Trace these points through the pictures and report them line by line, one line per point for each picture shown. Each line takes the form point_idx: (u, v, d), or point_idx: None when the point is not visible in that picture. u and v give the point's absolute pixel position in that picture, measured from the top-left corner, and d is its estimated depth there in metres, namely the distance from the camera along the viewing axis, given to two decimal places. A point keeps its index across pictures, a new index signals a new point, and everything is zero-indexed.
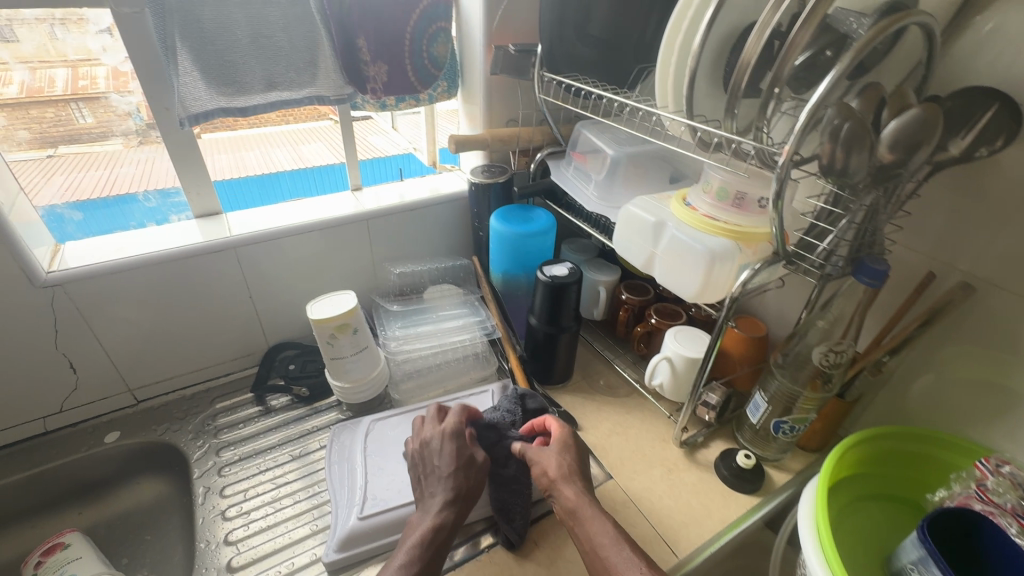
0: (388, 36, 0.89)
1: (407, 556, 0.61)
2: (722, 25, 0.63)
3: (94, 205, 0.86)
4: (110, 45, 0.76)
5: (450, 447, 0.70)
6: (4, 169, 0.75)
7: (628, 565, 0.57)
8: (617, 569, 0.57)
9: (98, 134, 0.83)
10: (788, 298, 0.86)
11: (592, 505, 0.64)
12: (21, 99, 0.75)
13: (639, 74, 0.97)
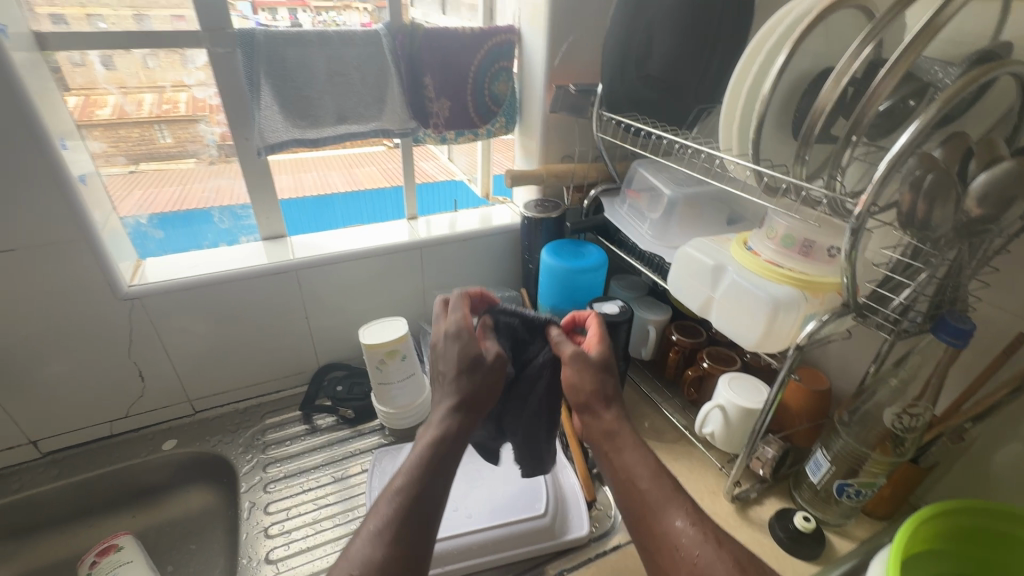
0: (454, 74, 0.93)
1: (407, 478, 0.56)
2: (791, 72, 0.62)
3: (172, 224, 0.92)
4: (203, 81, 0.82)
5: (456, 348, 0.63)
6: (97, 185, 0.81)
7: (671, 499, 0.56)
8: (660, 501, 0.56)
9: (176, 153, 0.87)
10: (854, 351, 0.81)
11: (629, 437, 0.62)
12: (112, 120, 0.80)
13: (699, 114, 0.96)
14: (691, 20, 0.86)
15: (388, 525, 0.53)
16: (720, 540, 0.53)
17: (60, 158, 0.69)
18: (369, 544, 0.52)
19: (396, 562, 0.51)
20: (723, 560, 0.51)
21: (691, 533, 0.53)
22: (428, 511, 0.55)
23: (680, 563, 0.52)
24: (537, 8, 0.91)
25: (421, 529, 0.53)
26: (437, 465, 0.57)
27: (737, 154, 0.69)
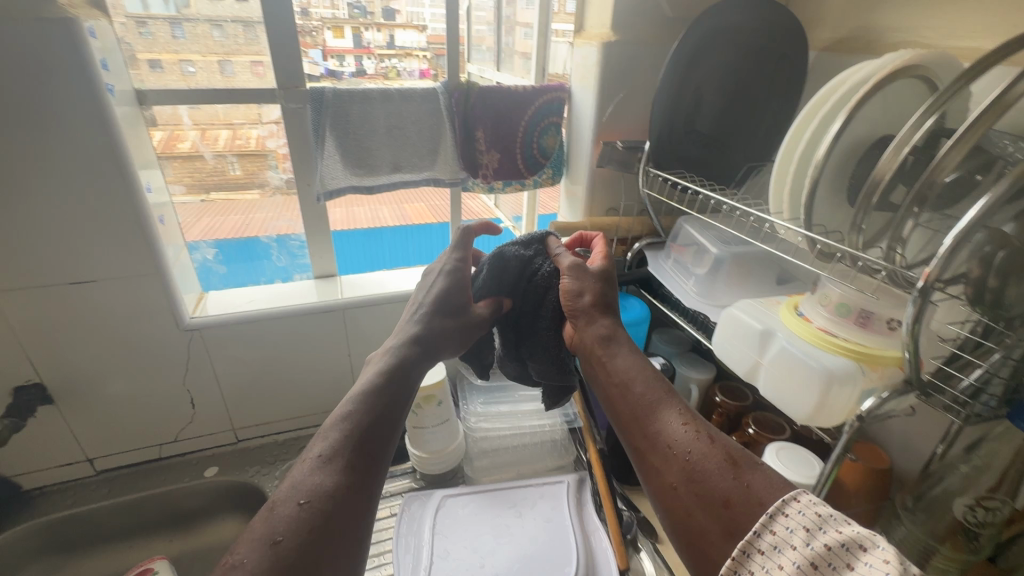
0: (504, 129, 0.97)
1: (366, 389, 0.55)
2: (847, 138, 0.61)
3: (233, 257, 0.98)
4: (276, 133, 0.89)
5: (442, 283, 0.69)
6: (168, 207, 0.87)
7: (664, 402, 0.54)
8: (651, 402, 0.55)
9: (244, 184, 0.92)
10: (917, 429, 0.75)
11: (625, 349, 0.61)
12: (192, 151, 0.86)
13: (748, 172, 0.95)
14: (741, 83, 0.87)
15: (335, 452, 0.49)
16: (711, 435, 0.49)
17: (144, 200, 0.76)
18: (317, 471, 0.47)
19: (344, 487, 0.46)
20: (716, 452, 0.48)
21: (685, 431, 0.50)
22: (371, 439, 0.51)
23: (670, 457, 0.49)
24: (587, 69, 0.93)
25: (371, 451, 0.50)
26: (389, 390, 0.56)
27: (787, 220, 0.68)
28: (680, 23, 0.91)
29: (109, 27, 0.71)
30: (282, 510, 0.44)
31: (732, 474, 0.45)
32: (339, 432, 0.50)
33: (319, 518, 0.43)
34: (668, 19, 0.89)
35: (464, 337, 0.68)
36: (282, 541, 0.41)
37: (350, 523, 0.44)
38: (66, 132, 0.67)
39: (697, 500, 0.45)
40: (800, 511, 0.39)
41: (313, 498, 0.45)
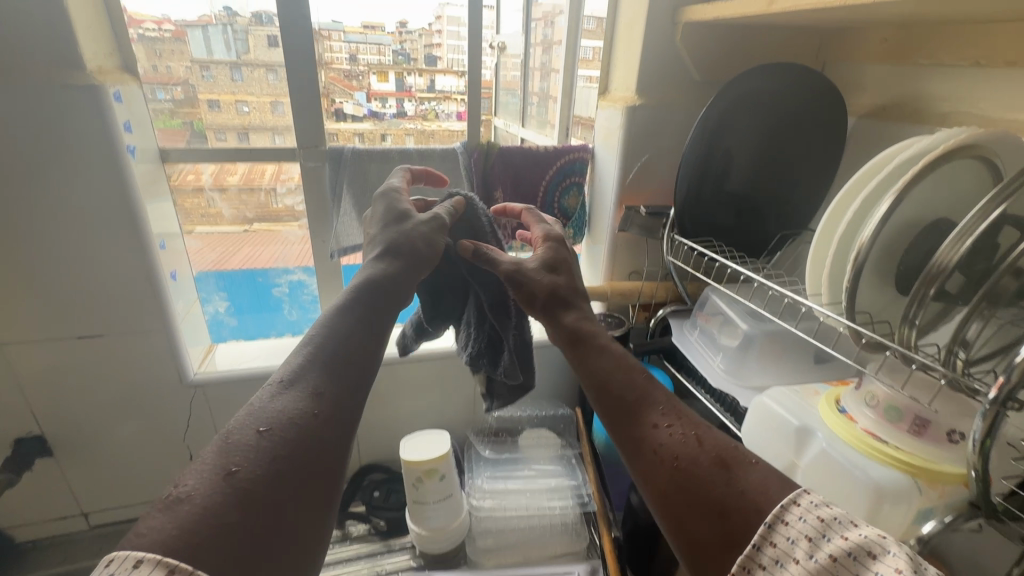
0: (524, 189, 0.94)
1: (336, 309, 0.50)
2: (894, 221, 0.55)
3: (237, 293, 0.96)
4: (295, 192, 0.90)
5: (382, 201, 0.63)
6: (184, 258, 0.87)
7: (646, 403, 0.50)
8: (632, 402, 0.50)
9: (287, 217, 0.91)
10: (985, 549, 0.65)
11: (596, 335, 0.57)
12: (241, 186, 0.87)
13: (781, 241, 0.90)
14: (774, 150, 0.82)
15: (299, 376, 0.43)
16: (698, 434, 0.46)
17: (156, 257, 0.75)
18: (277, 397, 0.41)
19: (314, 415, 0.41)
20: (705, 455, 0.44)
21: (670, 433, 0.47)
22: (344, 366, 0.46)
23: (656, 463, 0.46)
24: (612, 132, 0.90)
25: (346, 379, 0.45)
26: (365, 305, 0.51)
27: (824, 303, 0.61)
28: (711, 88, 0.87)
29: (138, 90, 0.73)
30: (239, 438, 0.37)
31: (725, 479, 0.42)
32: (306, 359, 0.45)
33: (282, 444, 0.37)
34: (697, 84, 0.86)
35: (421, 271, 0.58)
36: (240, 471, 0.35)
37: (324, 455, 0.39)
38: (84, 190, 0.68)
39: (689, 511, 0.42)
40: (801, 518, 0.37)
41: (276, 426, 0.38)
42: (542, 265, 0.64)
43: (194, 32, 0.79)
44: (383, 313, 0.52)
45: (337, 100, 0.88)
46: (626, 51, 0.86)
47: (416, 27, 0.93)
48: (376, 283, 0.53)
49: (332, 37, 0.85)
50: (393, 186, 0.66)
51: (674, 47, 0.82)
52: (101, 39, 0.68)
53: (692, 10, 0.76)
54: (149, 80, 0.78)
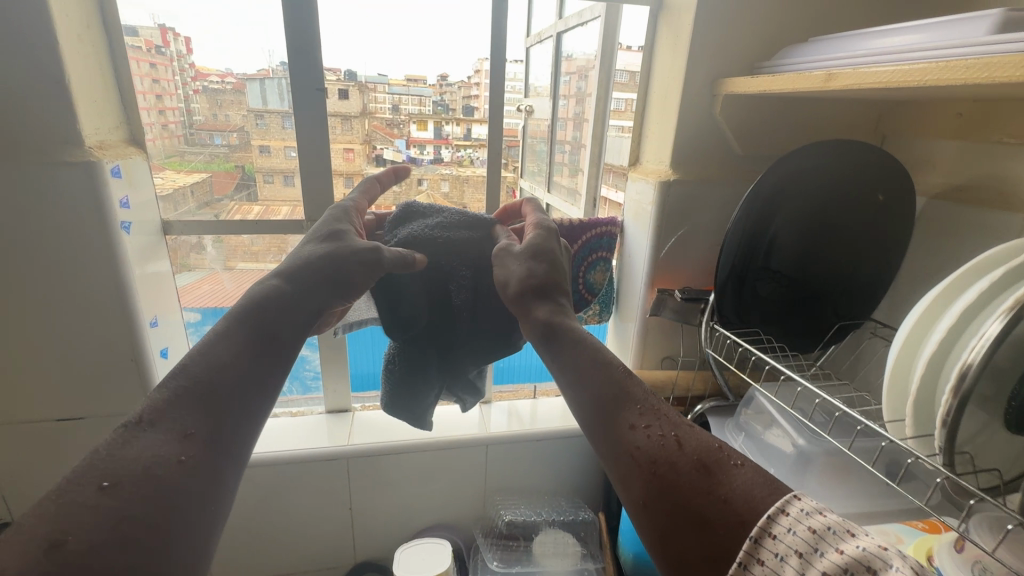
0: None
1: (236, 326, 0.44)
2: (1005, 345, 0.43)
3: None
4: None
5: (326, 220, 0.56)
6: (180, 330, 0.82)
7: (621, 397, 0.44)
8: (605, 396, 0.45)
9: None
10: None
11: (570, 327, 0.51)
12: (258, 220, 0.80)
13: (839, 332, 0.79)
14: (829, 233, 0.73)
15: (162, 415, 0.36)
16: (679, 436, 0.40)
17: (143, 337, 0.70)
18: (138, 435, 0.35)
19: (179, 462, 0.35)
20: (687, 459, 0.39)
21: (648, 436, 0.41)
22: (228, 397, 0.39)
23: (633, 469, 0.40)
24: (644, 209, 0.82)
25: (225, 418, 0.38)
26: (257, 322, 0.45)
27: (906, 436, 0.49)
28: (754, 163, 0.79)
29: (144, 162, 0.70)
30: (75, 496, 0.31)
31: (710, 487, 0.37)
32: (172, 397, 0.38)
33: (128, 505, 0.32)
34: (737, 159, 0.78)
35: (333, 292, 0.51)
36: (71, 540, 0.29)
37: (181, 509, 0.33)
38: (74, 270, 0.64)
39: (669, 524, 0.37)
40: (790, 530, 0.32)
41: (123, 478, 0.32)
42: (528, 253, 0.58)
43: (254, 85, 0.75)
44: (281, 341, 0.45)
45: (378, 147, 0.84)
46: (660, 123, 0.79)
47: (457, 79, 0.85)
48: (266, 298, 0.47)
49: (377, 89, 0.81)
50: (342, 207, 0.59)
51: (713, 120, 0.75)
52: (106, 113, 0.65)
53: (733, 82, 0.70)
54: (206, 127, 0.76)
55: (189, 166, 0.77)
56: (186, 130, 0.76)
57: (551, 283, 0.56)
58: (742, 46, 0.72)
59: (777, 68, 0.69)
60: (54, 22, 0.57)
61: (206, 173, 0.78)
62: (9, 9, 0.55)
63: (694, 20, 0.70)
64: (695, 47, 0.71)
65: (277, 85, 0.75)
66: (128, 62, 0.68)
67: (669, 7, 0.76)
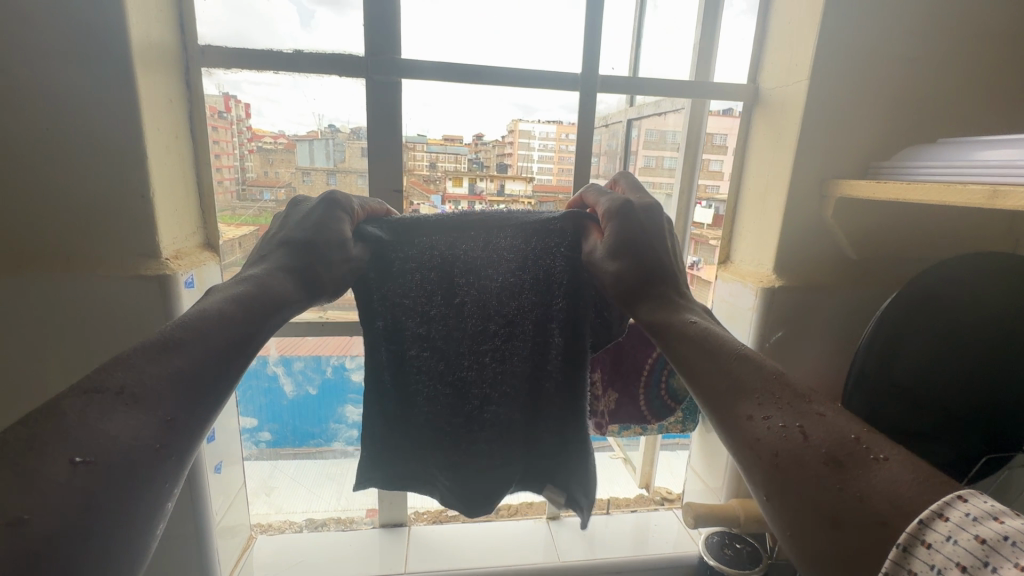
0: (626, 364, 0.79)
1: (219, 305, 0.36)
2: None
3: (289, 437, 0.80)
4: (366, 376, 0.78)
5: (315, 214, 0.45)
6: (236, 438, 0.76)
7: (744, 379, 0.36)
8: (725, 377, 0.37)
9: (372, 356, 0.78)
10: None
11: (678, 313, 0.43)
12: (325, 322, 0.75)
13: (983, 470, 0.68)
14: (975, 357, 0.63)
15: (147, 384, 0.29)
16: (805, 426, 0.32)
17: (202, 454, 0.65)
18: (108, 399, 0.28)
19: (156, 450, 0.28)
20: (815, 452, 0.30)
21: (769, 426, 0.33)
22: (222, 373, 0.33)
23: (753, 462, 0.33)
24: (742, 315, 0.73)
25: (208, 399, 0.32)
26: (248, 301, 0.37)
27: None
28: (869, 267, 0.71)
29: (217, 266, 0.68)
30: (36, 467, 0.24)
31: (839, 484, 0.29)
32: (164, 368, 0.30)
33: (97, 487, 0.25)
34: (851, 262, 0.70)
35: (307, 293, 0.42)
36: (34, 523, 0.23)
37: (145, 497, 0.27)
38: None
39: (797, 525, 0.30)
40: (949, 539, 0.22)
41: (103, 454, 0.26)
42: (614, 241, 0.45)
43: (303, 145, 0.71)
44: (260, 321, 0.37)
45: (414, 202, 0.74)
46: (758, 223, 0.73)
47: (492, 138, 0.75)
48: (261, 284, 0.39)
49: (416, 148, 0.72)
50: (347, 200, 0.48)
51: (822, 222, 0.68)
52: (185, 218, 0.64)
53: (851, 184, 0.63)
54: (257, 182, 0.71)
55: (238, 220, 0.71)
56: (238, 185, 0.70)
57: (654, 278, 0.45)
58: (855, 147, 0.66)
59: (899, 174, 0.62)
60: (144, 134, 0.55)
61: (253, 226, 0.72)
62: (108, 125, 0.54)
63: (802, 120, 0.64)
64: (802, 149, 0.65)
65: (325, 147, 0.70)
66: (212, 168, 0.67)
67: (768, 102, 0.71)
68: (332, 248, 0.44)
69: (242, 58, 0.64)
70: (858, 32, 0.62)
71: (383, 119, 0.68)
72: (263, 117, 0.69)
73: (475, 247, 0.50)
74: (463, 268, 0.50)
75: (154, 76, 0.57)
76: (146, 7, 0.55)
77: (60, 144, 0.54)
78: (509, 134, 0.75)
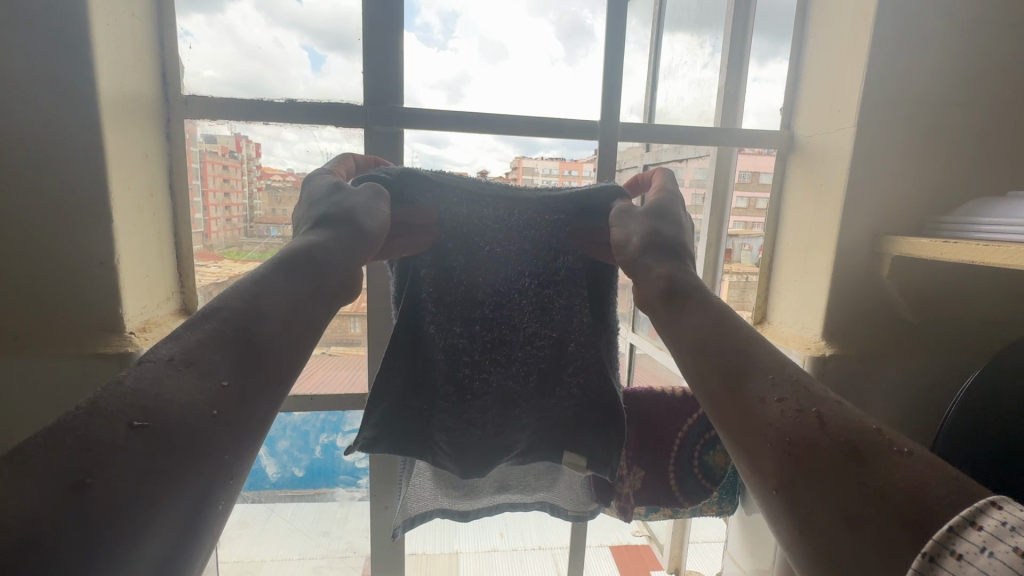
0: (653, 438, 0.70)
1: (275, 263, 0.34)
2: None
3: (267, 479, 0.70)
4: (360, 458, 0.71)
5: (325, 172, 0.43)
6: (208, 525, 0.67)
7: (759, 357, 0.32)
8: (738, 354, 0.33)
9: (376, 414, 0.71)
10: None
11: (692, 281, 0.39)
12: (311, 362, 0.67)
13: None
14: None
15: (200, 350, 0.27)
16: (821, 411, 0.28)
17: None
18: (159, 366, 0.25)
19: (213, 417, 0.26)
20: (831, 440, 0.26)
21: (782, 409, 0.28)
22: (273, 338, 0.31)
23: (755, 445, 0.29)
24: None
25: (259, 371, 0.29)
26: (302, 263, 0.35)
27: None
28: (931, 334, 0.62)
29: None
30: (94, 432, 0.22)
31: (857, 478, 0.24)
32: (216, 333, 0.28)
33: (161, 448, 0.23)
34: (909, 327, 0.62)
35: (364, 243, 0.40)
36: (97, 487, 0.21)
37: (207, 463, 0.25)
38: None
39: (801, 516, 0.25)
40: (983, 551, 0.18)
41: (159, 417, 0.23)
42: (647, 208, 0.44)
43: None
44: (294, 293, 0.33)
45: None
46: (801, 283, 0.65)
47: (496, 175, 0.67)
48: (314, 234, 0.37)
49: None
50: (343, 160, 0.47)
51: (877, 283, 0.60)
52: (158, 287, 0.57)
53: (908, 243, 0.55)
54: (264, 219, 0.64)
55: (245, 255, 0.65)
56: (246, 223, 0.64)
57: (672, 248, 0.42)
58: (906, 200, 0.59)
59: (959, 231, 0.54)
60: (110, 194, 0.49)
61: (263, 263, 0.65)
62: (70, 186, 0.48)
63: (849, 171, 0.58)
64: (851, 202, 0.58)
65: None
66: (190, 228, 0.61)
67: (806, 150, 0.65)
68: (360, 191, 0.41)
69: (228, 109, 0.57)
70: (908, 76, 0.56)
71: None
72: (272, 154, 0.62)
73: (467, 213, 0.49)
74: (453, 240, 0.50)
75: (128, 132, 0.51)
76: (123, 55, 0.50)
77: (13, 205, 0.47)
78: (513, 170, 0.67)
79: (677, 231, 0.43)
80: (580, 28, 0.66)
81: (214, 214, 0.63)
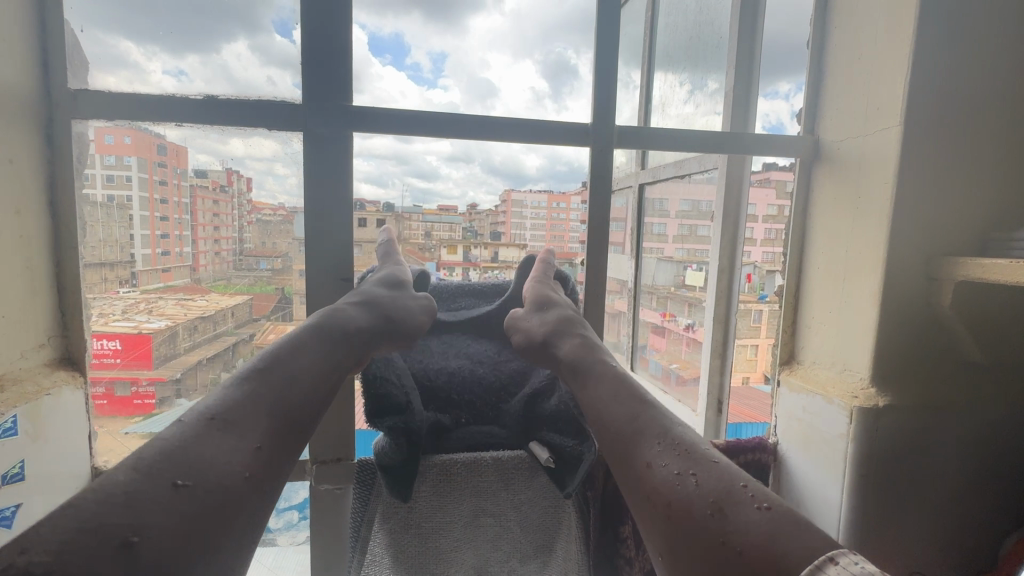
0: None
1: (304, 338, 0.38)
2: None
3: None
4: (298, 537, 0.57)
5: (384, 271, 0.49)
6: None
7: (646, 422, 0.35)
8: (630, 419, 0.35)
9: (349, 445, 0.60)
10: None
11: (598, 354, 0.43)
12: None
13: None
14: None
15: (239, 417, 0.30)
16: (697, 472, 0.30)
17: None
18: (202, 429, 0.28)
19: (246, 478, 0.28)
20: (701, 501, 0.29)
21: (663, 473, 0.31)
22: (304, 412, 0.34)
23: (647, 511, 0.31)
24: (827, 444, 0.52)
25: (291, 443, 0.32)
26: (333, 339, 0.39)
27: None
28: (993, 375, 0.51)
29: (71, 393, 0.47)
30: (143, 491, 0.24)
31: (721, 539, 0.27)
32: (252, 402, 0.31)
33: (201, 507, 0.25)
34: (971, 368, 0.51)
35: (400, 336, 0.44)
36: (143, 545, 0.22)
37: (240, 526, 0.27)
38: None
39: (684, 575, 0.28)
40: None
41: (204, 477, 0.26)
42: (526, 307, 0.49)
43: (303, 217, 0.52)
44: (320, 368, 0.36)
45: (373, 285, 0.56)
46: (839, 317, 0.53)
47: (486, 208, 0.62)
48: (347, 319, 0.41)
49: (411, 219, 0.60)
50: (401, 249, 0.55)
51: (932, 315, 0.49)
52: (21, 331, 0.44)
53: (978, 264, 0.44)
54: (254, 252, 0.55)
55: (235, 288, 0.54)
56: (235, 256, 0.55)
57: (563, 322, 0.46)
58: (962, 213, 0.49)
59: None
60: None
61: (247, 295, 0.54)
62: None
63: (897, 179, 0.47)
64: (898, 216, 0.47)
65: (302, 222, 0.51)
66: (78, 259, 0.48)
67: (835, 159, 0.55)
68: (407, 297, 0.46)
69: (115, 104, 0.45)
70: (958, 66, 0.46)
71: (319, 181, 0.50)
72: (264, 187, 0.52)
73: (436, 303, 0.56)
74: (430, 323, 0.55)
75: None
76: None
77: None
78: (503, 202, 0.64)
79: (554, 314, 0.47)
80: (567, 69, 0.63)
81: (203, 247, 0.53)
